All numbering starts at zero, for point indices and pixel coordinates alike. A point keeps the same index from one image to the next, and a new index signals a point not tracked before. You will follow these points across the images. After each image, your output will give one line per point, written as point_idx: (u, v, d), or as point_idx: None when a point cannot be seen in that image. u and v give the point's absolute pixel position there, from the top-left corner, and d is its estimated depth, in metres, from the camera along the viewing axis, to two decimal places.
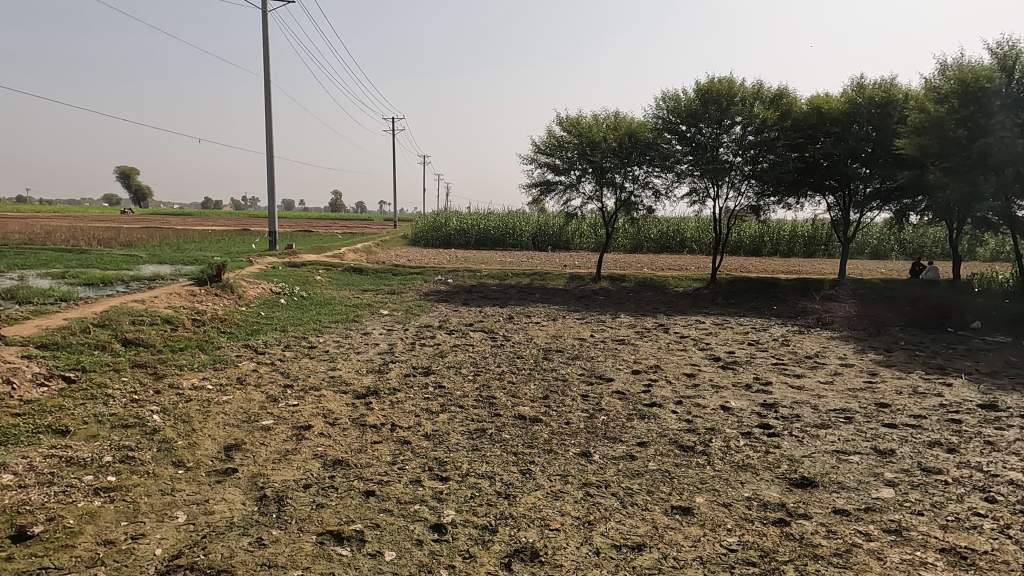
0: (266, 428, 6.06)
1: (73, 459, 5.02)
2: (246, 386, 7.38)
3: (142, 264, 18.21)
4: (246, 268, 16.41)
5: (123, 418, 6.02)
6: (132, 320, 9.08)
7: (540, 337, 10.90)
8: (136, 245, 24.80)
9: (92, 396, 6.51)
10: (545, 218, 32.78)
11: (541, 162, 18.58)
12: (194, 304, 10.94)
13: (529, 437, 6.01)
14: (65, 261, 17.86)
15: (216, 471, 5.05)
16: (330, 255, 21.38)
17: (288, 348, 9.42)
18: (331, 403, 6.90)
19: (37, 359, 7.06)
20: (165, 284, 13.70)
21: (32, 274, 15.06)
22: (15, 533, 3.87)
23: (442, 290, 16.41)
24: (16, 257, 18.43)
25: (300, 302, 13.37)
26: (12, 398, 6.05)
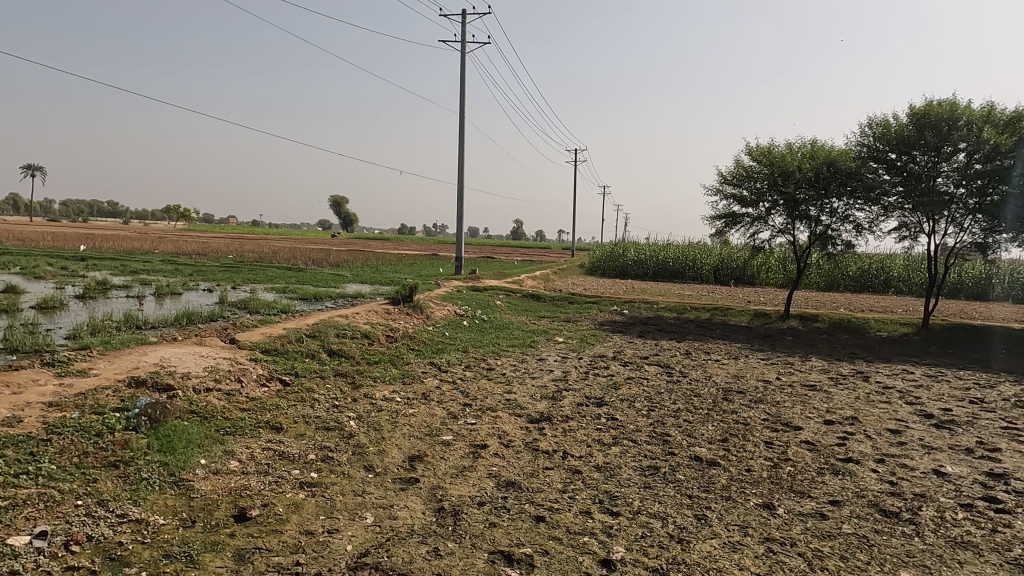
0: (446, 443, 6.39)
1: (284, 453, 5.67)
2: (430, 401, 7.85)
3: (347, 283, 20.32)
4: (435, 290, 17.62)
5: (326, 421, 6.69)
6: (337, 333, 10.15)
7: (720, 376, 10.36)
8: (343, 265, 27.80)
9: (301, 398, 7.34)
10: (729, 250, 31.38)
11: (727, 193, 17.88)
12: (389, 321, 11.94)
13: (705, 481, 5.71)
14: (287, 278, 20.49)
15: (401, 479, 5.41)
16: (510, 282, 22.26)
17: (469, 369, 9.87)
18: (507, 425, 7.10)
19: (262, 363, 8.15)
20: (365, 302, 15.13)
21: (262, 288, 17.46)
22: (238, 514, 4.44)
23: (617, 321, 16.34)
24: (250, 273, 21.50)
25: (480, 324, 14.04)
26: (241, 395, 7.02)
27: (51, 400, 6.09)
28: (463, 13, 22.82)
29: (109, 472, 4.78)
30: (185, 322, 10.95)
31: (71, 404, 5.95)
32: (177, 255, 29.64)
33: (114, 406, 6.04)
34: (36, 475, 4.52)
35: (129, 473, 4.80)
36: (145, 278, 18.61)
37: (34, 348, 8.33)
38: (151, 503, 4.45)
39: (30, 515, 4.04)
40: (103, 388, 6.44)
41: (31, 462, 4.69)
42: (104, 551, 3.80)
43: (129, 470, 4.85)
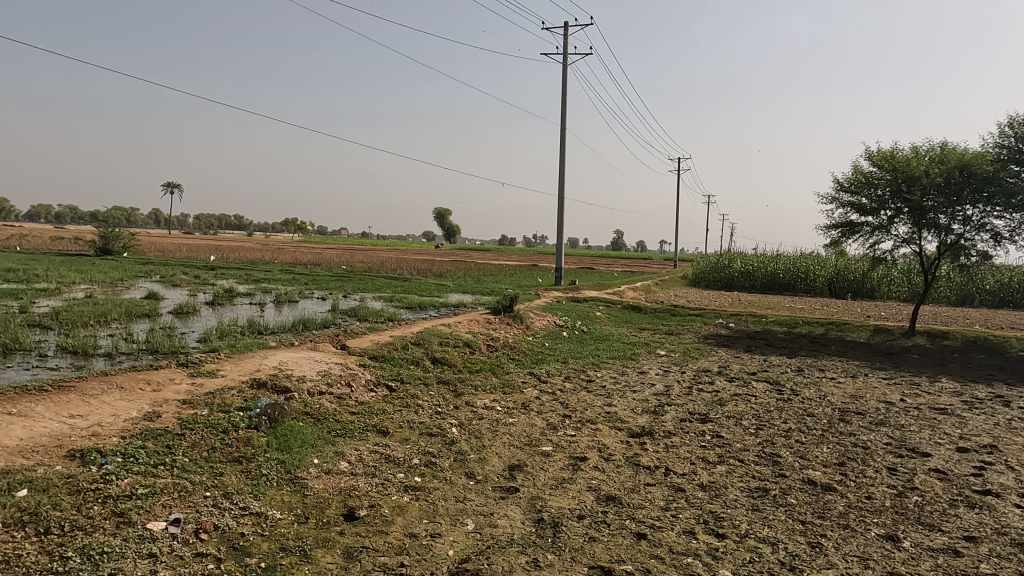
0: (546, 453, 6.39)
1: (390, 456, 5.87)
2: (529, 411, 7.89)
3: (450, 293, 20.85)
4: (534, 300, 17.75)
5: (429, 427, 6.88)
6: (440, 341, 10.43)
7: (836, 396, 9.73)
8: (446, 275, 28.57)
9: (406, 403, 7.59)
10: (846, 261, 29.55)
11: (844, 201, 16.86)
12: (489, 331, 12.14)
13: (820, 507, 5.38)
14: (394, 287, 21.31)
15: (501, 488, 5.46)
16: (610, 293, 22.03)
17: (568, 380, 9.84)
18: (607, 438, 7.01)
19: (370, 369, 8.51)
20: (466, 311, 15.46)
21: (370, 297, 18.26)
22: (347, 513, 4.65)
23: (723, 335, 15.76)
24: (360, 282, 22.54)
25: (580, 336, 13.97)
26: (351, 398, 7.35)
27: (184, 398, 6.65)
28: (565, 25, 22.96)
29: (233, 467, 5.14)
30: (300, 328, 11.63)
31: (202, 403, 6.47)
32: (294, 265, 31.61)
33: (239, 405, 6.51)
34: (171, 466, 4.94)
35: (250, 469, 5.14)
36: (266, 287, 19.95)
37: (170, 349, 9.14)
38: (269, 498, 4.74)
39: (165, 502, 4.42)
40: (229, 389, 6.96)
41: (167, 454, 5.14)
42: (229, 541, 4.09)
43: (250, 466, 5.20)
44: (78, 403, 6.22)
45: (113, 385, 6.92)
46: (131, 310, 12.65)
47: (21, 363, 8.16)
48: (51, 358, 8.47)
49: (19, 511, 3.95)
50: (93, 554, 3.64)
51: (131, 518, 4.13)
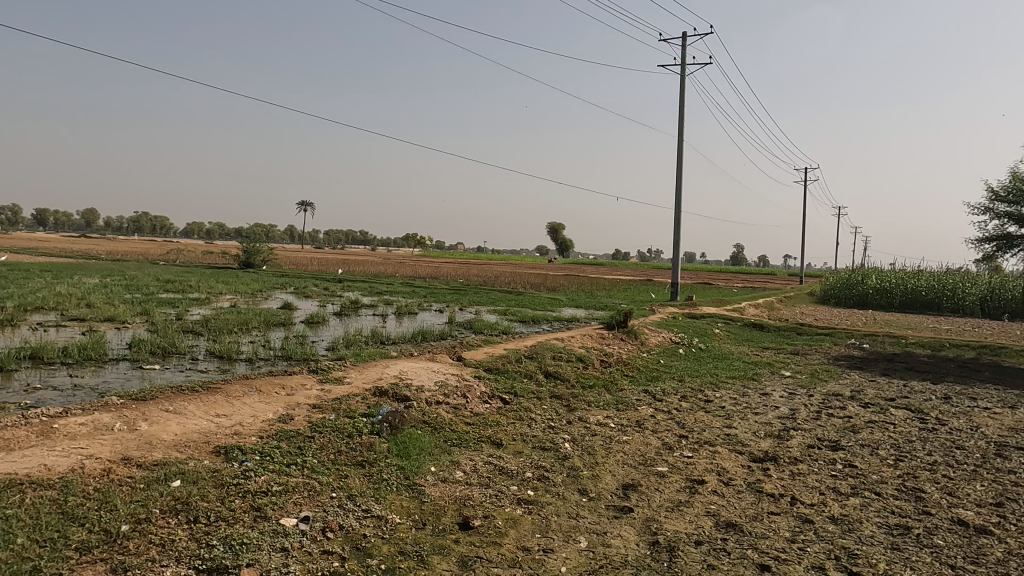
0: (661, 474, 6.21)
1: (504, 468, 5.94)
2: (644, 430, 7.70)
3: (563, 307, 20.89)
4: (649, 316, 17.38)
5: (542, 441, 6.89)
6: (553, 355, 10.47)
7: (991, 428, 8.74)
8: (559, 290, 28.69)
9: (520, 416, 7.66)
10: (1002, 278, 26.65)
11: (999, 212, 15.24)
12: (603, 346, 12.02)
13: (973, 551, 4.84)
14: (508, 301, 21.66)
15: (615, 507, 5.36)
16: (730, 309, 21.16)
17: (685, 399, 9.52)
18: (726, 462, 6.70)
19: (485, 381, 8.68)
20: (580, 326, 15.42)
21: (485, 310, 18.66)
22: (462, 522, 4.74)
23: (855, 356, 14.66)
24: (475, 296, 23.11)
25: (697, 353, 13.51)
26: (466, 409, 7.52)
27: (314, 402, 7.09)
28: (684, 35, 22.48)
29: (357, 470, 5.40)
30: (419, 339, 12.09)
31: (330, 407, 6.87)
32: (414, 278, 32.94)
33: (363, 411, 6.85)
34: (303, 467, 5.27)
35: (373, 473, 5.39)
36: (388, 299, 20.93)
37: (303, 356, 9.79)
38: (390, 502, 4.94)
39: (297, 500, 4.72)
40: (355, 395, 7.35)
41: (299, 455, 5.49)
42: (353, 541, 4.29)
43: (373, 470, 5.44)
44: (223, 404, 6.80)
45: (253, 388, 7.51)
46: (269, 319, 13.70)
47: (177, 365, 9.06)
48: (201, 361, 9.34)
49: (174, 500, 4.37)
50: (234, 544, 3.95)
51: (267, 512, 4.44)
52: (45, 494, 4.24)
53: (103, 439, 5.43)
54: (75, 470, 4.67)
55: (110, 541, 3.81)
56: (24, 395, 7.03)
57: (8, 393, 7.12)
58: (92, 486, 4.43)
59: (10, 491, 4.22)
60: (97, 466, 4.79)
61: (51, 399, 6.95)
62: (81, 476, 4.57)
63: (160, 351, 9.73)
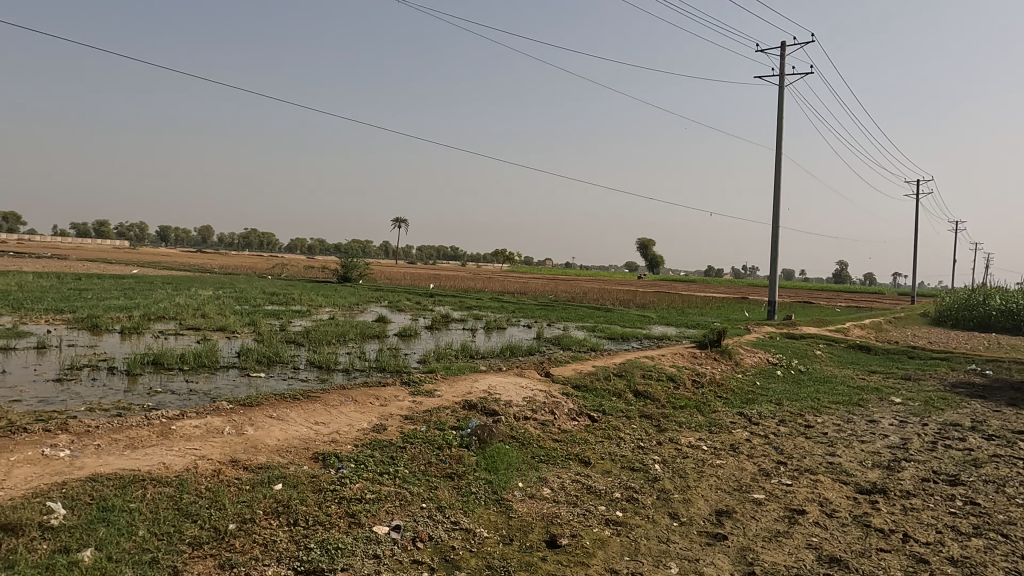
0: (757, 501, 5.93)
1: (592, 487, 5.86)
2: (739, 454, 7.39)
3: (653, 324, 20.49)
4: (744, 335, 16.75)
5: (631, 461, 6.74)
6: (643, 374, 10.28)
7: None
8: (649, 307, 28.19)
9: (608, 435, 7.54)
10: None
11: None
12: (695, 366, 11.68)
13: None
14: (597, 318, 21.49)
15: (707, 533, 5.16)
16: (833, 330, 20.03)
17: (783, 423, 9.06)
18: (829, 492, 6.32)
19: (573, 398, 8.64)
20: (670, 344, 15.07)
21: (574, 327, 18.59)
22: (549, 540, 4.71)
23: (977, 383, 13.48)
24: (564, 312, 23.08)
25: (797, 376, 12.86)
26: (554, 426, 7.50)
27: (406, 413, 7.28)
28: (783, 44, 21.61)
29: (446, 482, 5.49)
30: (508, 354, 12.17)
31: (421, 419, 7.03)
32: (503, 294, 33.33)
33: (452, 423, 6.97)
34: (395, 476, 5.42)
35: (461, 486, 5.46)
36: (478, 314, 21.26)
37: (396, 368, 10.08)
38: (477, 515, 4.98)
39: (389, 509, 4.84)
40: (445, 408, 7.49)
41: (391, 464, 5.64)
42: (441, 553, 4.35)
43: (462, 483, 5.51)
44: (322, 412, 7.11)
45: (349, 398, 7.81)
46: (365, 331, 14.23)
47: (281, 374, 9.56)
48: (302, 371, 9.81)
49: (275, 502, 4.59)
50: (330, 548, 4.10)
51: (360, 519, 4.59)
52: (163, 490, 4.58)
53: (214, 442, 5.81)
54: (190, 469, 5.02)
55: (218, 537, 4.06)
56: (146, 398, 7.63)
57: (133, 395, 7.75)
58: (204, 485, 4.74)
59: (133, 486, 4.58)
60: (208, 466, 5.12)
61: (169, 402, 7.52)
62: (194, 475, 4.90)
63: (265, 360, 10.31)
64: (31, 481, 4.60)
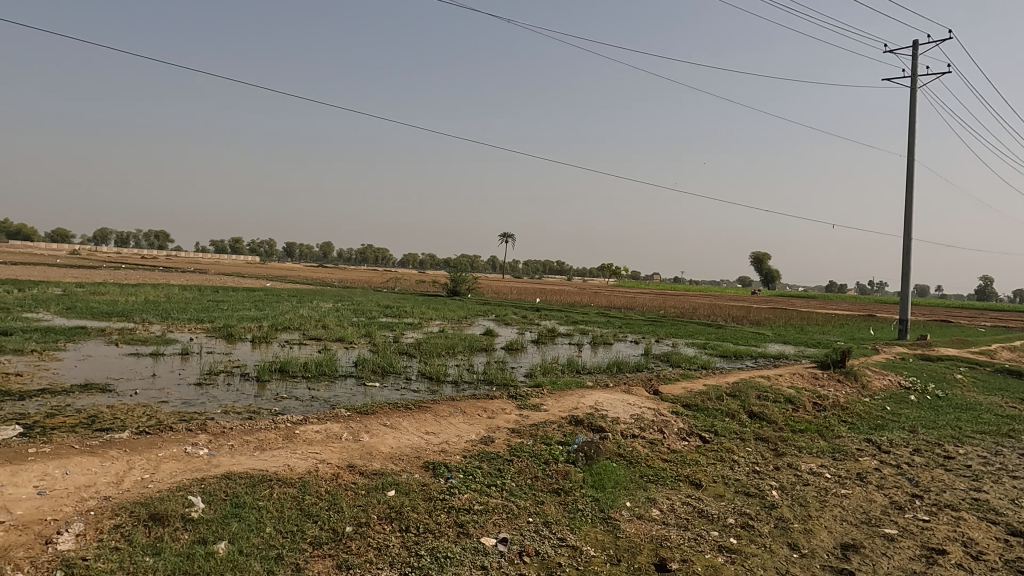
0: (889, 537, 5.46)
1: (703, 511, 5.63)
2: (867, 484, 6.85)
3: (769, 342, 19.51)
4: (872, 356, 15.58)
5: (746, 486, 6.43)
6: (758, 395, 9.81)
7: None
8: (764, 324, 26.90)
9: (721, 457, 7.23)
10: None
11: None
12: (816, 387, 10.99)
13: None
14: (708, 334, 20.78)
15: (831, 568, 4.81)
16: (977, 352, 18.19)
17: (918, 453, 8.31)
18: (974, 531, 5.71)
19: (683, 417, 8.41)
20: (788, 363, 14.29)
21: (683, 343, 18.07)
22: (658, 564, 4.57)
23: None
24: (673, 328, 22.51)
25: (934, 401, 11.77)
26: (663, 445, 7.30)
27: (513, 427, 7.35)
28: (945, 67, 20.53)
29: (553, 497, 5.48)
30: (615, 370, 12.01)
31: (528, 433, 7.07)
32: (610, 309, 32.99)
33: (559, 438, 6.95)
34: (502, 489, 5.47)
35: (568, 502, 5.42)
36: (584, 328, 21.17)
37: (503, 382, 10.21)
38: (584, 533, 4.92)
39: (496, 521, 4.89)
40: (551, 423, 7.49)
41: (499, 477, 5.70)
42: (547, 569, 4.32)
43: (568, 499, 5.47)
44: (432, 422, 7.32)
45: (458, 409, 7.98)
46: (473, 344, 14.54)
47: (394, 383, 9.94)
48: (414, 381, 10.15)
49: (388, 508, 4.76)
50: (439, 556, 4.19)
51: (468, 529, 4.66)
52: (288, 490, 4.88)
53: (333, 447, 6.13)
54: (311, 472, 5.31)
55: (337, 539, 4.26)
56: (273, 403, 8.17)
57: (263, 399, 8.35)
58: (323, 488, 5.00)
59: (262, 485, 4.92)
60: (328, 470, 5.40)
61: (293, 408, 8.01)
62: (316, 478, 5.18)
63: (380, 370, 10.78)
64: (176, 476, 5.05)
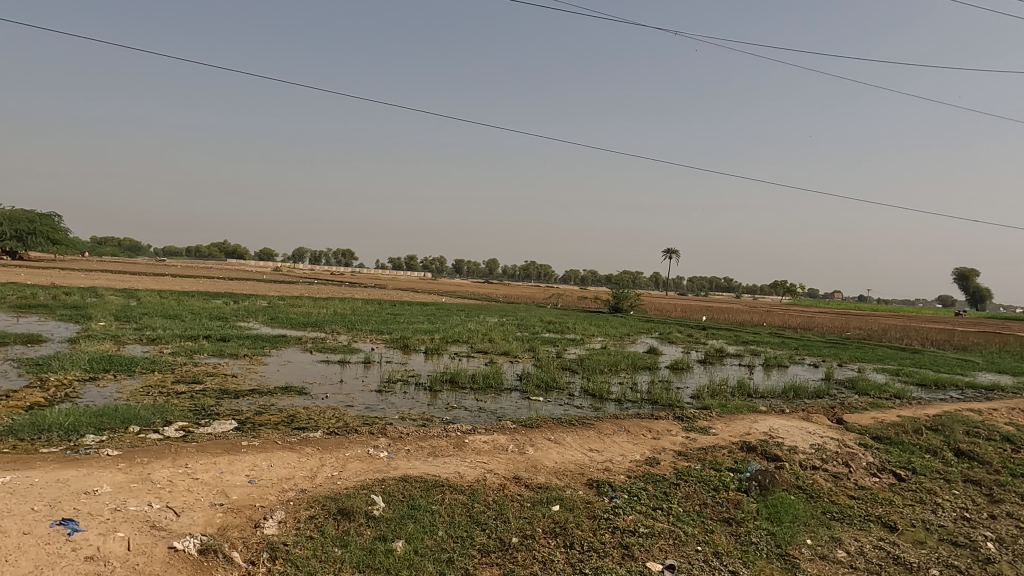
0: None
1: (898, 557, 5.02)
2: None
3: (979, 371, 17.08)
4: None
5: (953, 534, 5.64)
6: (967, 432, 8.61)
7: None
8: (973, 350, 23.64)
9: (921, 499, 6.41)
10: None
11: None
12: None
13: None
14: (901, 359, 18.67)
15: None
16: None
17: None
18: None
19: (873, 451, 7.64)
20: (1005, 396, 12.39)
21: (871, 369, 16.40)
22: None
23: None
24: (859, 351, 20.52)
25: None
26: (849, 480, 6.64)
27: (680, 449, 7.10)
28: None
29: (723, 527, 5.18)
30: (792, 395, 11.14)
31: (695, 457, 6.79)
32: (785, 329, 30.88)
33: (730, 465, 6.60)
34: (668, 513, 5.28)
35: (741, 533, 5.10)
36: (756, 349, 19.99)
37: (668, 402, 9.91)
38: (759, 568, 4.60)
39: (663, 546, 4.73)
40: (721, 448, 7.13)
41: (665, 501, 5.52)
42: None
43: (741, 530, 5.16)
44: (596, 439, 7.29)
45: (622, 428, 7.87)
46: (636, 362, 14.30)
47: (557, 399, 10.01)
48: (577, 398, 10.15)
49: (553, 523, 4.80)
50: None
51: (634, 552, 4.55)
52: (458, 497, 5.09)
53: (500, 457, 6.32)
54: (480, 481, 5.51)
55: (503, 548, 4.36)
56: (444, 412, 8.59)
57: (435, 408, 8.83)
58: (491, 497, 5.15)
59: (435, 490, 5.18)
60: (496, 480, 5.57)
61: (462, 418, 8.36)
62: (484, 487, 5.36)
63: (543, 384, 10.92)
64: (360, 475, 5.49)
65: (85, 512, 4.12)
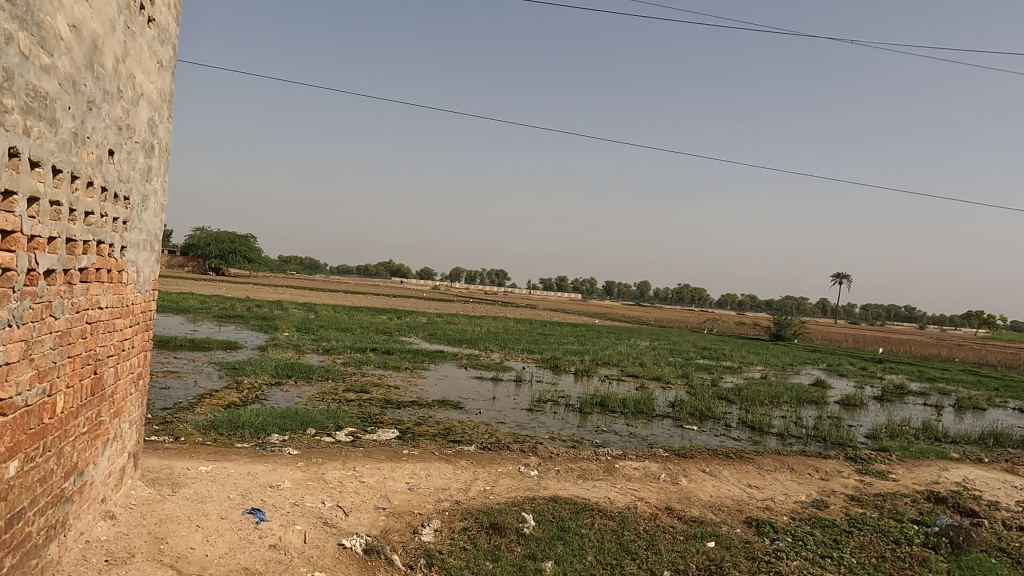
0: None
1: None
2: None
3: None
4: None
5: None
6: None
7: None
8: None
9: None
10: None
11: None
12: None
13: None
14: None
15: None
16: None
17: None
18: None
19: None
20: None
21: None
22: None
23: None
24: None
25: None
26: None
27: (853, 494, 6.46)
28: None
29: None
30: (990, 443, 9.73)
31: (872, 503, 6.16)
32: (981, 366, 27.18)
33: (914, 516, 5.89)
34: (840, 563, 4.81)
35: None
36: (944, 388, 17.75)
37: (838, 440, 9.10)
38: None
39: None
40: (904, 497, 6.40)
41: (835, 548, 5.05)
42: None
43: None
44: (755, 475, 6.87)
45: (785, 465, 7.35)
46: (802, 395, 13.26)
47: (712, 429, 9.54)
48: (734, 429, 9.63)
49: (707, 560, 4.56)
50: None
51: None
52: (608, 523, 5.02)
53: (652, 486, 6.15)
54: (631, 508, 5.40)
55: None
56: (594, 435, 8.54)
57: (584, 430, 8.80)
58: (642, 526, 5.02)
59: (585, 513, 5.14)
60: (647, 510, 5.41)
61: (612, 442, 8.24)
62: (635, 515, 5.24)
63: (697, 413, 10.47)
64: (511, 492, 5.58)
65: (270, 504, 4.58)
